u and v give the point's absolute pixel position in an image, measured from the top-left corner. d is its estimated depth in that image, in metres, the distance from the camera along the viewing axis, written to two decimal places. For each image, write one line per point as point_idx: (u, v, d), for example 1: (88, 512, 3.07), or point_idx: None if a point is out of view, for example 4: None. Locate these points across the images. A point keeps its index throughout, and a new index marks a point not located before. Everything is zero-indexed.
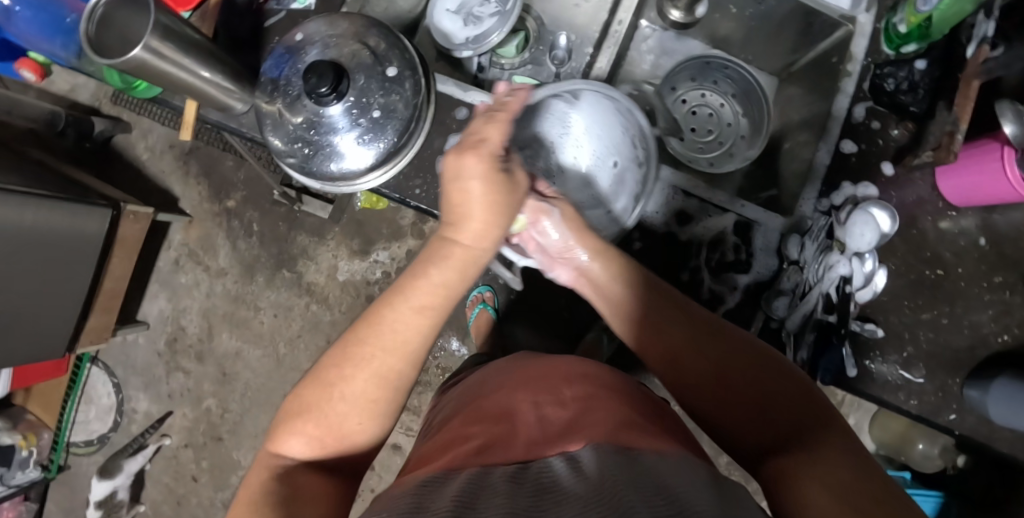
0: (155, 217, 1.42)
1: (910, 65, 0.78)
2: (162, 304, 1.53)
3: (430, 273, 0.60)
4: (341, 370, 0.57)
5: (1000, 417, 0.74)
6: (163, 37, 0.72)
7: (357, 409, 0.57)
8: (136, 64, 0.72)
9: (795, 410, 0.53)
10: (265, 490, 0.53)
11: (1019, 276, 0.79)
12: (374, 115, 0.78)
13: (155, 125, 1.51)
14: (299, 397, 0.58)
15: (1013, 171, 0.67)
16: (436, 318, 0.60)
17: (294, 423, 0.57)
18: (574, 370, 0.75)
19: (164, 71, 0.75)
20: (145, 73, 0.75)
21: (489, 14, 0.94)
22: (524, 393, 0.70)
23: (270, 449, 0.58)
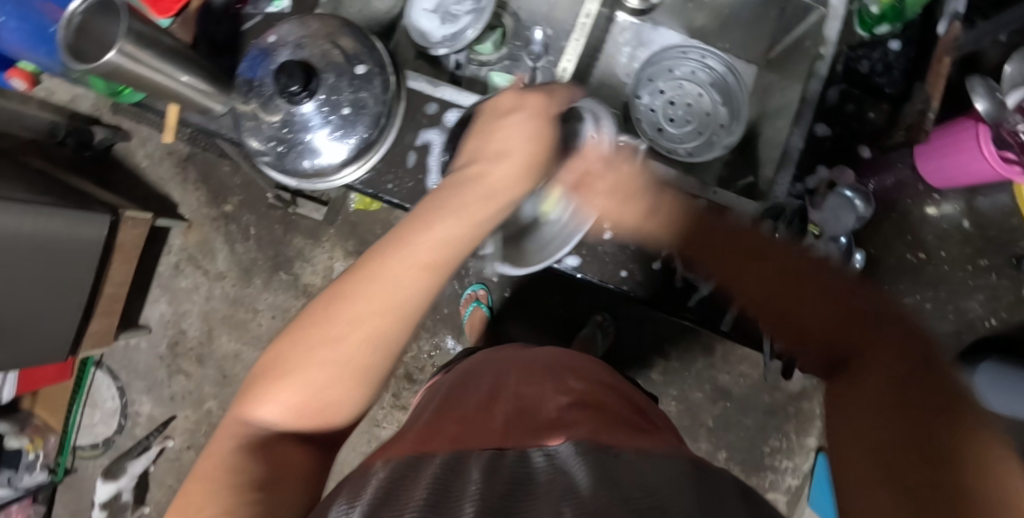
0: (154, 222, 1.45)
1: (884, 46, 0.77)
2: (163, 309, 1.56)
3: (443, 216, 0.58)
4: (325, 330, 0.54)
5: (988, 402, 0.72)
6: (138, 41, 0.73)
7: (342, 374, 0.54)
8: (111, 68, 0.72)
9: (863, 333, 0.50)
10: (235, 458, 0.50)
11: (1005, 259, 0.78)
12: (344, 112, 0.79)
13: (153, 133, 1.54)
14: (276, 355, 0.55)
15: (990, 149, 0.65)
16: (438, 276, 0.58)
17: (270, 386, 0.53)
18: (554, 367, 0.74)
19: (142, 75, 0.75)
20: (122, 78, 0.75)
21: (465, 12, 0.95)
22: (512, 391, 0.68)
23: (238, 415, 0.54)
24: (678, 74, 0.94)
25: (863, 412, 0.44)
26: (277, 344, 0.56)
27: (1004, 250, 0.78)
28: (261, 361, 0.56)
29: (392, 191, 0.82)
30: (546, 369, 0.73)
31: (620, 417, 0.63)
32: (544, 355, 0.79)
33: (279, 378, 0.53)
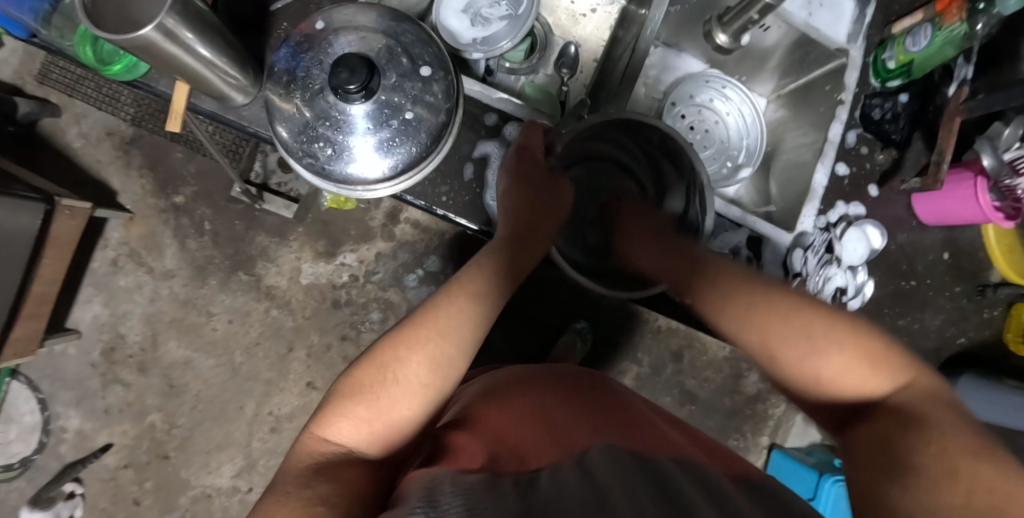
0: (93, 212, 1.28)
1: (894, 98, 0.86)
2: (97, 310, 1.38)
3: (490, 275, 0.68)
4: (394, 352, 0.60)
5: (965, 409, 0.86)
6: (178, 14, 0.65)
7: (412, 391, 0.58)
8: (141, 43, 0.64)
9: (852, 370, 0.51)
10: (306, 477, 0.51)
11: (973, 287, 0.92)
12: (405, 117, 0.75)
13: (90, 110, 1.36)
14: (351, 379, 0.59)
15: (984, 198, 0.77)
16: (489, 304, 0.66)
17: (344, 406, 0.57)
18: (593, 384, 0.69)
19: (169, 54, 0.67)
20: (147, 53, 0.66)
21: (498, 16, 0.95)
22: (540, 396, 0.63)
23: (315, 435, 0.57)
24: (698, 100, 0.99)
25: (887, 434, 0.46)
26: (348, 374, 0.61)
27: (972, 279, 0.92)
28: (337, 389, 0.60)
29: (447, 204, 0.82)
30: (584, 388, 0.67)
31: (670, 435, 0.58)
32: (579, 374, 0.72)
33: (355, 397, 0.58)
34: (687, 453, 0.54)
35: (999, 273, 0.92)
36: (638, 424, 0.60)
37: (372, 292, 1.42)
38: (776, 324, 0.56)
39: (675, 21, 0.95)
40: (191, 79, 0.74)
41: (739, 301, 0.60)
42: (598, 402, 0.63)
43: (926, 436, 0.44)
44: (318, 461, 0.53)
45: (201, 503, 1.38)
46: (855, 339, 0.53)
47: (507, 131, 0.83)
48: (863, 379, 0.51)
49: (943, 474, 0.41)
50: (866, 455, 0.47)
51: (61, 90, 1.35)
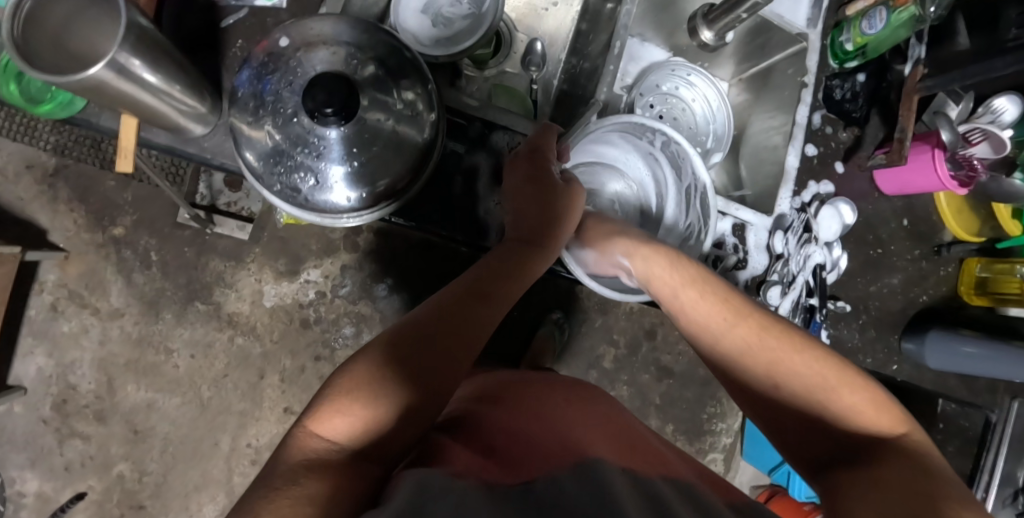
0: (24, 256, 1.16)
1: (852, 78, 0.90)
2: (41, 362, 1.26)
3: (497, 280, 0.64)
4: (400, 350, 0.55)
5: (935, 362, 0.93)
6: (139, 51, 0.59)
7: (415, 393, 0.53)
8: (91, 83, 0.57)
9: (855, 412, 0.49)
10: (297, 476, 0.44)
11: (929, 248, 0.99)
12: (388, 138, 0.71)
13: (4, 143, 1.24)
14: (351, 373, 0.52)
15: (942, 168, 0.81)
16: (495, 307, 0.62)
17: (342, 399, 0.50)
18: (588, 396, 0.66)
19: (121, 92, 0.61)
20: (96, 91, 0.60)
21: (460, 15, 0.92)
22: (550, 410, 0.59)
23: (304, 427, 0.49)
24: (665, 89, 1.00)
25: (869, 472, 0.43)
26: (345, 366, 0.54)
27: (929, 242, 0.99)
28: (334, 378, 0.54)
29: (437, 222, 0.80)
30: (579, 401, 0.63)
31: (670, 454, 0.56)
32: (571, 385, 0.68)
33: (352, 391, 0.51)
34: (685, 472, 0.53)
35: (950, 233, 0.99)
36: (633, 442, 0.57)
37: (341, 306, 1.36)
38: (769, 368, 0.53)
39: (641, 11, 0.95)
40: (146, 114, 0.67)
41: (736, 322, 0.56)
42: (609, 418, 0.60)
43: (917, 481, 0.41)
44: (311, 459, 0.46)
45: None
46: (850, 393, 0.50)
47: (492, 140, 0.80)
48: (860, 419, 0.49)
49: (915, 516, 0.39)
50: (840, 480, 0.44)
51: None
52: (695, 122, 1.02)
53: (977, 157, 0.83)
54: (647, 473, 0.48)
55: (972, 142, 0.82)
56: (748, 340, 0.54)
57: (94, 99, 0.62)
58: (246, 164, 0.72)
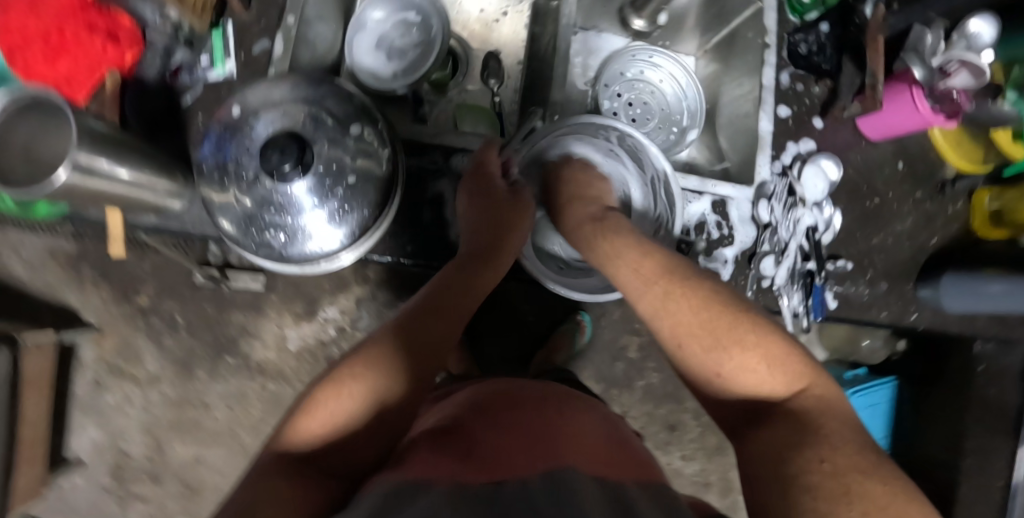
0: (60, 340, 1.23)
1: (816, 29, 0.86)
2: (93, 434, 1.33)
3: (458, 292, 0.65)
4: (361, 364, 0.57)
5: (952, 306, 0.88)
6: (90, 146, 0.63)
7: (377, 407, 0.55)
8: (63, 187, 0.62)
9: (776, 380, 0.54)
10: (263, 489, 0.47)
11: (932, 187, 0.94)
12: (349, 181, 0.73)
13: (26, 235, 1.30)
14: (315, 392, 0.56)
15: (923, 106, 0.78)
16: (458, 319, 0.64)
17: (306, 416, 0.54)
18: (554, 390, 0.68)
19: (94, 188, 0.66)
20: (73, 193, 0.65)
21: (413, 45, 0.93)
22: (516, 401, 0.62)
23: (273, 446, 0.52)
24: (629, 76, 0.99)
25: (780, 443, 0.49)
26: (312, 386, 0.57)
27: (931, 179, 0.95)
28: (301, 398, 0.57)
29: (412, 251, 0.82)
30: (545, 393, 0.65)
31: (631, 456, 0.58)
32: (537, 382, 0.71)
33: (318, 411, 0.54)
34: (642, 473, 0.55)
35: (952, 168, 0.95)
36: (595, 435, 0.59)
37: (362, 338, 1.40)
38: (711, 351, 0.56)
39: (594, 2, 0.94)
40: (124, 204, 0.72)
41: (691, 305, 0.59)
42: (573, 414, 0.62)
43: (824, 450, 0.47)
44: (278, 470, 0.49)
45: None
46: (774, 368, 0.54)
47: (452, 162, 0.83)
48: (774, 383, 0.54)
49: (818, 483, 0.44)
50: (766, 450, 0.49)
51: None
52: (669, 100, 1.00)
53: (957, 89, 0.77)
54: (621, 482, 0.51)
55: (949, 73, 0.77)
56: (690, 327, 0.58)
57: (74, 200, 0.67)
58: (225, 232, 0.75)
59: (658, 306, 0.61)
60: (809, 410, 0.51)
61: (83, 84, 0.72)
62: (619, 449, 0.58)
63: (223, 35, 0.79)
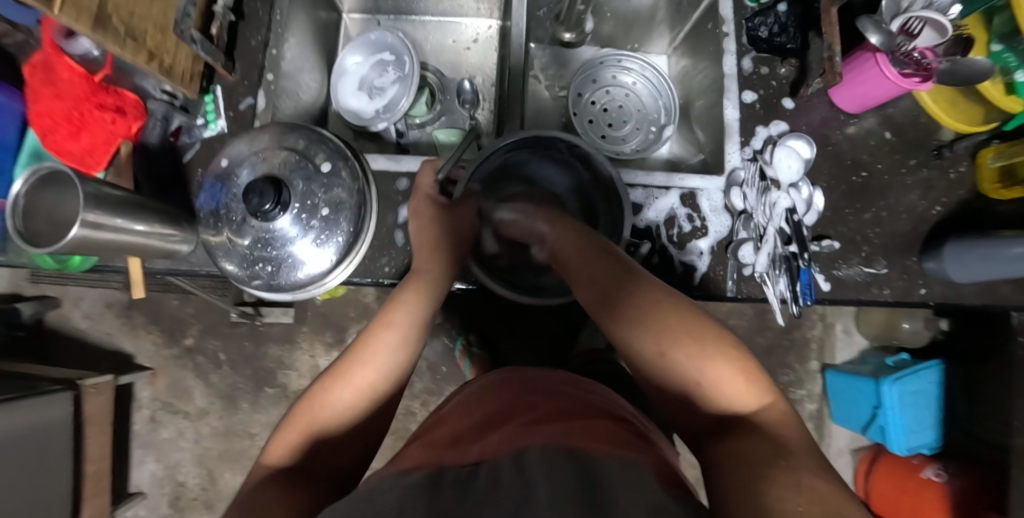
0: (116, 381, 1.35)
1: (773, 11, 0.87)
2: (152, 467, 1.44)
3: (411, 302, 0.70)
4: (330, 378, 0.63)
5: (961, 276, 0.83)
6: (96, 207, 0.69)
7: (346, 412, 0.61)
8: (76, 242, 0.69)
9: (754, 410, 0.54)
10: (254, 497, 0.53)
11: (928, 153, 0.90)
12: (323, 213, 0.77)
13: (86, 290, 1.46)
14: (296, 410, 0.62)
15: (890, 70, 0.78)
16: (416, 324, 0.69)
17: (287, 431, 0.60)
18: (555, 375, 0.67)
19: (104, 239, 0.72)
20: (87, 247, 0.71)
21: (390, 82, 0.97)
22: (501, 395, 0.64)
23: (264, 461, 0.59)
24: (601, 82, 1.01)
25: (741, 451, 0.48)
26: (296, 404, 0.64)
27: (925, 146, 0.90)
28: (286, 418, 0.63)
29: (392, 271, 0.85)
30: (541, 381, 0.66)
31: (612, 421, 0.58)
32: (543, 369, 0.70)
33: (301, 417, 0.61)
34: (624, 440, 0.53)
35: (949, 131, 0.90)
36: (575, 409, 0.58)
37: None
38: (683, 376, 0.57)
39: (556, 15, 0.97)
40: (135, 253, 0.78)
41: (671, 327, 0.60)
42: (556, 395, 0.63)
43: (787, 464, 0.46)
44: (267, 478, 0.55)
45: None
46: (750, 395, 0.55)
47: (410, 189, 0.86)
48: (748, 402, 0.54)
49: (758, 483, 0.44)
50: (722, 450, 0.50)
51: (55, 284, 1.43)
52: (643, 100, 1.01)
53: (923, 48, 0.77)
54: (589, 449, 0.49)
55: (915, 34, 0.77)
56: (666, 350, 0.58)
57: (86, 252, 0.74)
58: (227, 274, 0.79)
59: (626, 331, 0.62)
60: (771, 425, 0.52)
61: (103, 155, 0.81)
62: (600, 417, 0.57)
63: (214, 98, 0.84)
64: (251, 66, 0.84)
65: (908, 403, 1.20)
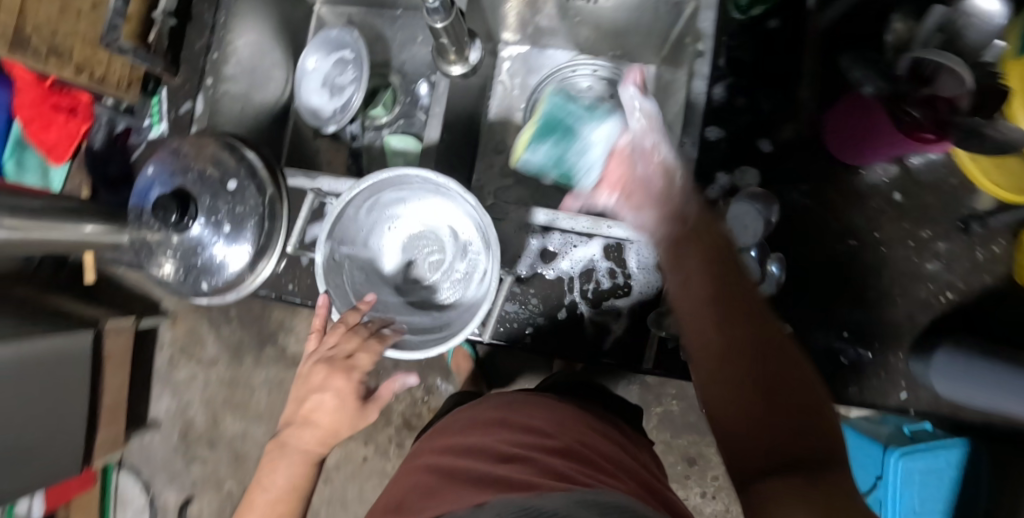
0: (137, 323, 1.47)
1: (762, 27, 0.74)
2: (168, 402, 1.59)
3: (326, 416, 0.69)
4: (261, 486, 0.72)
5: (948, 393, 0.66)
6: (16, 212, 0.70)
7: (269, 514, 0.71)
8: (0, 245, 0.71)
9: (818, 420, 0.36)
10: None
11: (950, 224, 0.74)
12: (226, 228, 0.76)
13: None
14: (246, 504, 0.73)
15: (885, 125, 0.64)
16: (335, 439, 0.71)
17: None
18: (508, 408, 0.64)
19: (34, 240, 0.74)
20: (19, 247, 0.74)
21: (349, 81, 0.88)
22: (489, 441, 0.57)
23: None
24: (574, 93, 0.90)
25: (776, 501, 0.32)
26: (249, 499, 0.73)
27: (947, 215, 0.74)
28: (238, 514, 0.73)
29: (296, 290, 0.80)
30: (493, 417, 0.62)
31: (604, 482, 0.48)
32: (501, 400, 0.67)
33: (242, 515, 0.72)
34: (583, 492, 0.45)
35: (985, 199, 0.73)
36: (511, 451, 0.54)
37: None
38: (720, 365, 0.39)
39: (533, 17, 0.87)
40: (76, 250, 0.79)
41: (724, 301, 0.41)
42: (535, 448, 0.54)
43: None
44: None
45: None
46: (810, 407, 0.36)
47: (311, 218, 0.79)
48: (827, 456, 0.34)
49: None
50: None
51: None
52: None
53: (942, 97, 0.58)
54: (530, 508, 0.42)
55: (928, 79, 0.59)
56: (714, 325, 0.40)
57: (24, 251, 0.76)
58: (157, 278, 0.79)
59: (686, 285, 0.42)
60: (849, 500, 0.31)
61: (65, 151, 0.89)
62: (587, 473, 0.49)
63: (159, 101, 0.84)
64: (193, 70, 0.81)
65: (926, 493, 0.90)
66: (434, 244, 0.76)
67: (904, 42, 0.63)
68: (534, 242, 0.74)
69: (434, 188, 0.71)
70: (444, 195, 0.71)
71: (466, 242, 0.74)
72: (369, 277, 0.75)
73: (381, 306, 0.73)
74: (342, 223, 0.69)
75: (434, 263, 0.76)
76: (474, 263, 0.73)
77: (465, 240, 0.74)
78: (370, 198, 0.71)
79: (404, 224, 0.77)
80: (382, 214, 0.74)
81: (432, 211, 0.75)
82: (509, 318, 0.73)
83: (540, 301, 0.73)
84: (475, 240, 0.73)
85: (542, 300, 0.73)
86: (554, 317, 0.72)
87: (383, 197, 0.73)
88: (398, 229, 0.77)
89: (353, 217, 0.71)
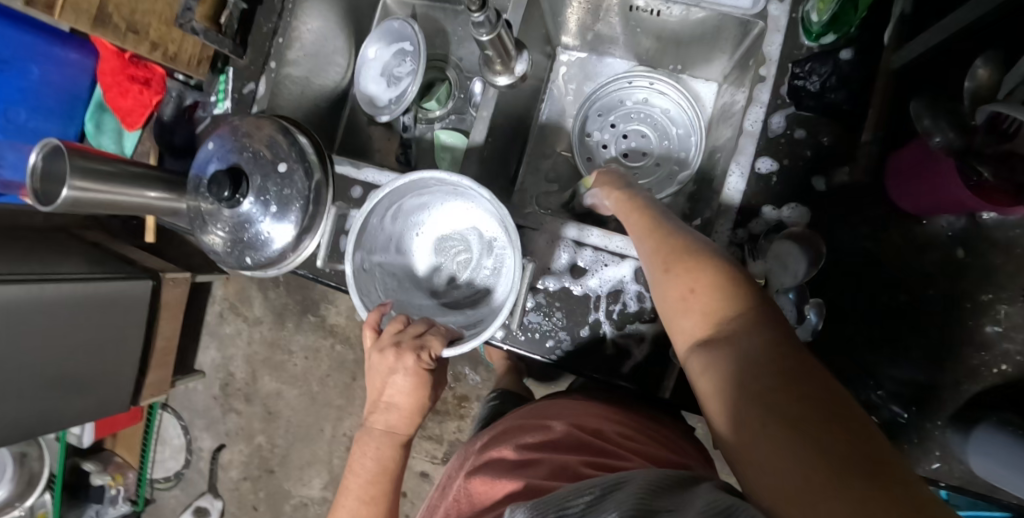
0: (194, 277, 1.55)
1: (835, 57, 0.71)
2: (213, 354, 1.68)
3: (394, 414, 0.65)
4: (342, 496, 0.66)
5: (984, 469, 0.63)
6: (88, 175, 0.74)
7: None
8: (72, 204, 0.74)
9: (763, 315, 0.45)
10: None
11: (1018, 288, 0.69)
12: (273, 207, 0.78)
13: None
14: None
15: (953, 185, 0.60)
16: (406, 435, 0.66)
17: None
18: (529, 414, 0.66)
19: (102, 202, 0.77)
20: (87, 208, 0.77)
21: (406, 73, 0.89)
22: (523, 441, 0.60)
23: None
24: (630, 103, 0.89)
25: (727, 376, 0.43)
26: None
27: (1016, 278, 0.69)
28: None
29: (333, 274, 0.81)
30: (515, 424, 0.65)
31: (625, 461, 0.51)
32: (527, 408, 0.70)
33: None
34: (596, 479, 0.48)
35: None
36: (525, 451, 0.57)
37: None
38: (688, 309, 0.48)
39: (597, 23, 0.86)
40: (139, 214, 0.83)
41: (676, 268, 0.49)
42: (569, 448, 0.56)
43: (782, 393, 0.40)
44: None
45: (301, 510, 1.58)
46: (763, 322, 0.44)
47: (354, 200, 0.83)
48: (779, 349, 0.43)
49: (781, 464, 0.37)
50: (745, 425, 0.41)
51: None
52: (679, 131, 0.88)
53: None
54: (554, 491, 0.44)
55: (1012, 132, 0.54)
56: (687, 290, 0.47)
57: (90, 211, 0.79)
58: (211, 247, 0.83)
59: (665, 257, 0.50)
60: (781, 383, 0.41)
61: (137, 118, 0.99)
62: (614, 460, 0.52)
63: (226, 80, 0.89)
64: (259, 53, 0.87)
65: None
66: (461, 242, 0.77)
67: (986, 89, 0.59)
68: (562, 256, 0.73)
69: (454, 189, 0.73)
70: (467, 195, 0.73)
71: (489, 239, 0.76)
72: (400, 282, 0.76)
73: (416, 309, 0.74)
74: (370, 221, 0.70)
75: (460, 260, 0.78)
76: (501, 260, 0.75)
77: (488, 238, 0.76)
78: (396, 200, 0.72)
79: (430, 229, 0.78)
80: (406, 217, 0.76)
81: (454, 212, 0.76)
82: (533, 329, 0.73)
83: (563, 315, 0.72)
84: (500, 238, 0.75)
85: (567, 314, 0.72)
86: (577, 334, 0.72)
87: (405, 200, 0.73)
88: (425, 234, 0.78)
89: (379, 226, 0.72)
